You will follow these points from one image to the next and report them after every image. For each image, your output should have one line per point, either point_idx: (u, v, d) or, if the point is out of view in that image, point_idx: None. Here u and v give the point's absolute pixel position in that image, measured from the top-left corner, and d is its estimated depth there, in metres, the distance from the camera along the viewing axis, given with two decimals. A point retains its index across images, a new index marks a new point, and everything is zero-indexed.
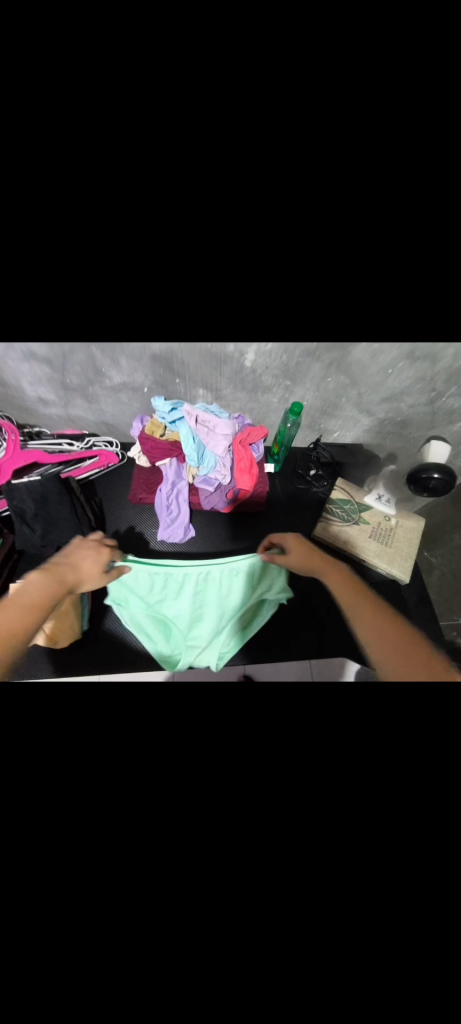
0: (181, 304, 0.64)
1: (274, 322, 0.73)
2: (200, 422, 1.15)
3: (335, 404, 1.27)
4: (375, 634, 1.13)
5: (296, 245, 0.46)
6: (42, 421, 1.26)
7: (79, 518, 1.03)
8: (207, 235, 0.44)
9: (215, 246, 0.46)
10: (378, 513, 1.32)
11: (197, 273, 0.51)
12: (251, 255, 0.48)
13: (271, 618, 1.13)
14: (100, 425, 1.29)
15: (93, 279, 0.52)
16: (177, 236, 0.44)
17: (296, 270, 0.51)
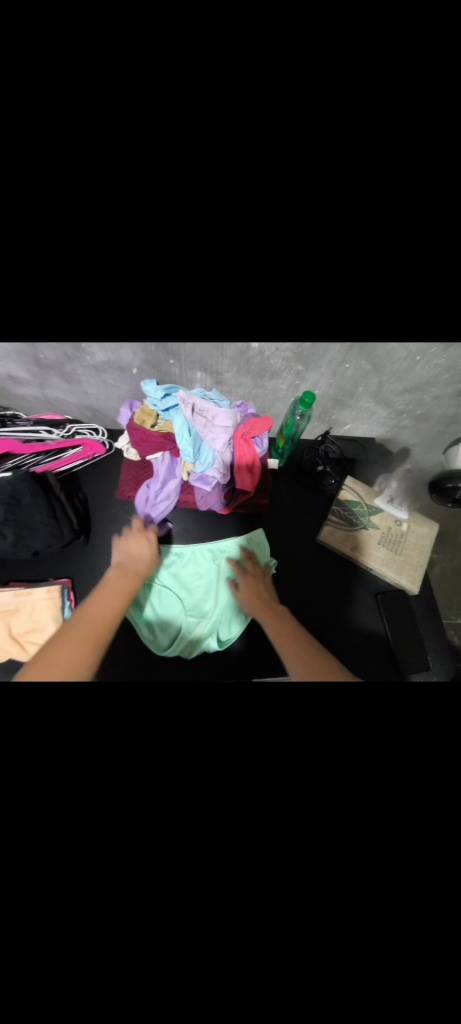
0: (176, 258, 0.50)
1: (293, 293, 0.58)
2: (197, 411, 1.00)
3: (351, 394, 1.12)
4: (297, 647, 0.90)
5: (329, 153, 0.34)
6: (17, 403, 1.11)
7: (58, 522, 0.91)
8: (208, 144, 0.33)
9: (218, 160, 0.35)
10: (389, 516, 1.21)
11: (194, 194, 0.38)
12: (270, 168, 0.36)
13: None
14: (84, 410, 1.14)
15: (53, 215, 0.39)
16: (168, 146, 0.33)
17: (331, 196, 0.38)
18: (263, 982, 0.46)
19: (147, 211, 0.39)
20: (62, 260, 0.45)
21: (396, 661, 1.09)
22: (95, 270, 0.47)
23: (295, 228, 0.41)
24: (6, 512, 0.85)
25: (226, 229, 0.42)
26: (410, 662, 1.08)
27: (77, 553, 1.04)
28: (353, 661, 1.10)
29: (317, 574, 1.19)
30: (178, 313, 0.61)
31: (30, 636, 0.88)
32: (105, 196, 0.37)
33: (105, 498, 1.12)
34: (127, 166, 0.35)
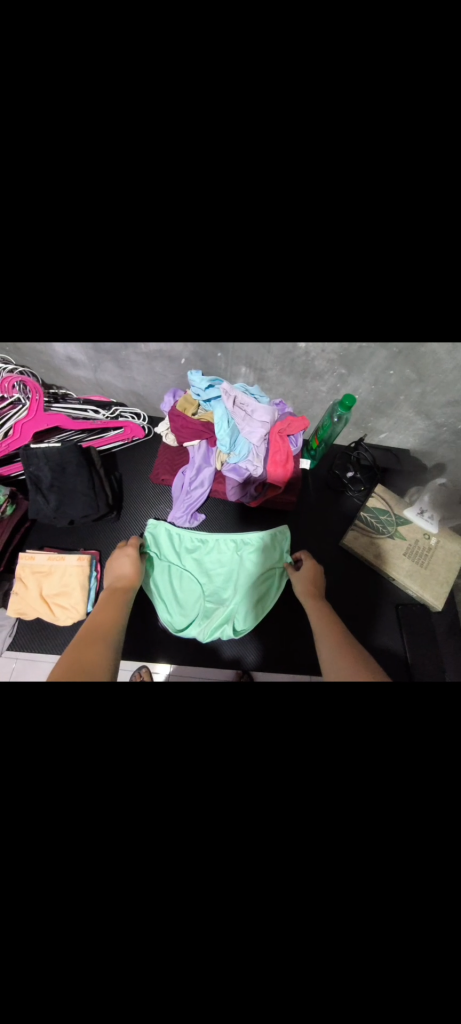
0: None
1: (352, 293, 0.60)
2: (238, 404, 1.03)
3: (390, 402, 1.12)
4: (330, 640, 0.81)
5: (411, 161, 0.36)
6: (70, 382, 1.18)
7: (95, 495, 0.96)
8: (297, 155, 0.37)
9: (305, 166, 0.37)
10: (418, 529, 1.18)
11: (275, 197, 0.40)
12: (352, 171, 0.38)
13: (286, 618, 1.11)
14: (130, 394, 1.20)
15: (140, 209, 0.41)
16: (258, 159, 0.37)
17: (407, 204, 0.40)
18: None
19: (229, 241, 0.44)
20: (145, 276, 0.50)
21: (409, 672, 1.07)
22: (174, 283, 0.51)
23: (366, 231, 0.43)
24: (52, 478, 0.90)
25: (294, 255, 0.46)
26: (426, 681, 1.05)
27: (109, 529, 1.10)
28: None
29: (336, 575, 1.19)
30: (237, 322, 0.64)
31: (58, 600, 0.93)
32: (197, 221, 0.42)
33: (140, 480, 1.17)
34: (225, 151, 0.37)
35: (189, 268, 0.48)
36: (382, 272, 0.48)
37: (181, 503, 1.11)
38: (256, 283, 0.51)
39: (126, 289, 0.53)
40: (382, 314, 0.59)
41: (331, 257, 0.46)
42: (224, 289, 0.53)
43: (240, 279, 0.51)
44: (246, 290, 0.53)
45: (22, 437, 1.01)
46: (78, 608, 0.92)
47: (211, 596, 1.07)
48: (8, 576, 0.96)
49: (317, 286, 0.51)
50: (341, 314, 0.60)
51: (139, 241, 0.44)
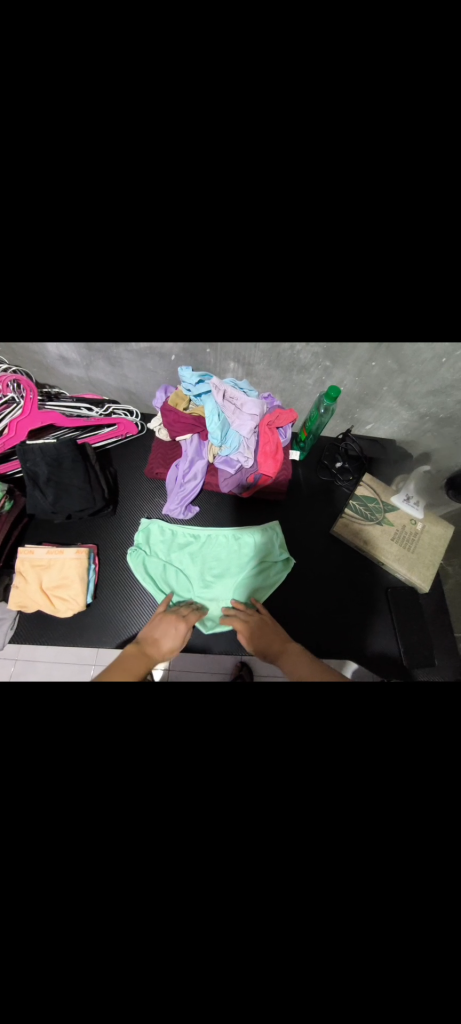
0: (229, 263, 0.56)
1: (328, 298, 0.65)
2: (228, 398, 1.06)
3: (375, 392, 1.16)
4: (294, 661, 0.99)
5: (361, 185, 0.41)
6: (62, 381, 1.20)
7: (91, 488, 0.98)
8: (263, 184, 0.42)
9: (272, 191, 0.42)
10: (405, 515, 1.23)
11: None
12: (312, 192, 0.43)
13: (282, 600, 1.17)
14: (122, 391, 1.23)
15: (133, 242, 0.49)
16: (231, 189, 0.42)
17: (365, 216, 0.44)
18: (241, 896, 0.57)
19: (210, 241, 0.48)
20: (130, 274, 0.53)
21: (403, 658, 1.12)
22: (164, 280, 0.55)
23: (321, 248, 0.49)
24: (49, 473, 0.92)
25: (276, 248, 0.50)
26: (413, 662, 1.11)
27: (105, 522, 1.12)
28: (362, 657, 1.13)
29: (326, 559, 1.23)
30: (224, 314, 0.68)
31: (58, 593, 0.95)
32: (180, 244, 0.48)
33: (135, 477, 1.20)
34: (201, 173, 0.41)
35: (177, 259, 0.51)
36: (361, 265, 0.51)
37: (175, 496, 1.13)
38: (240, 273, 0.54)
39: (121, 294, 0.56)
40: (359, 305, 0.63)
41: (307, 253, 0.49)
42: (212, 282, 0.56)
43: (226, 272, 0.54)
44: (231, 283, 0.57)
45: (17, 435, 1.03)
46: (78, 598, 0.95)
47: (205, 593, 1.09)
48: (8, 573, 0.98)
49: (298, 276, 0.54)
50: (315, 308, 0.66)
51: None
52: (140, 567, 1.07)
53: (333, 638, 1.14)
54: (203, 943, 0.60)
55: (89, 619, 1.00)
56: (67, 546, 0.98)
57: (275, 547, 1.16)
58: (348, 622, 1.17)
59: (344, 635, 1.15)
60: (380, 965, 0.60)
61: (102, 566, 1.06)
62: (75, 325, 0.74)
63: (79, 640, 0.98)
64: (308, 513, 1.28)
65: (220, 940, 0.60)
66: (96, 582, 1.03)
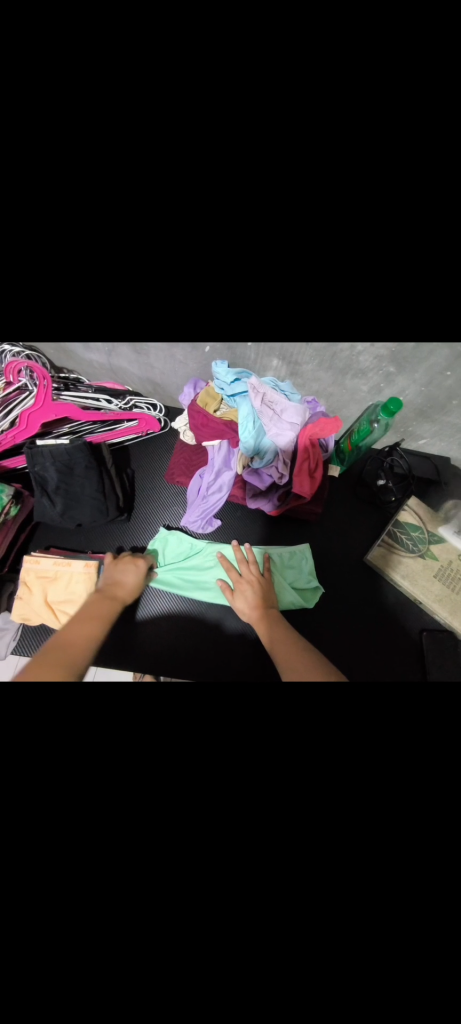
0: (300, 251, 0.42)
1: (423, 301, 0.49)
2: (266, 402, 0.91)
3: (440, 406, 0.99)
4: (285, 646, 0.84)
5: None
6: (81, 365, 1.07)
7: (105, 499, 0.88)
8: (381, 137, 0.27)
9: None
10: (452, 549, 1.07)
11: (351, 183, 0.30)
12: None
13: (304, 629, 1.05)
14: (146, 382, 1.10)
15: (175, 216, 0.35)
16: None
17: None
18: None
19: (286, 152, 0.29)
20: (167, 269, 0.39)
21: (421, 654, 1.04)
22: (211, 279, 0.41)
23: None
24: (58, 479, 0.82)
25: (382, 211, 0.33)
26: (436, 672, 1.00)
27: (118, 529, 1.03)
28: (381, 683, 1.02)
29: (355, 588, 1.11)
30: (280, 311, 0.53)
31: (64, 609, 0.88)
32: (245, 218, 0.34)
33: (153, 480, 1.10)
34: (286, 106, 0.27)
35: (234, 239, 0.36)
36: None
37: (196, 510, 1.02)
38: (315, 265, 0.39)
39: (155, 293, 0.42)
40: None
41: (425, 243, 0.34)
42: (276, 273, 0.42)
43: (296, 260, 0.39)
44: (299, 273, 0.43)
45: (28, 427, 0.93)
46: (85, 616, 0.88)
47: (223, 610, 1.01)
48: (12, 579, 0.91)
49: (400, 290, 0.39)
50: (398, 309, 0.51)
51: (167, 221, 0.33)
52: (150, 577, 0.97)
53: (354, 660, 1.04)
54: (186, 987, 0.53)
55: None
56: (75, 559, 0.90)
57: (301, 569, 1.06)
58: (370, 643, 1.06)
59: (366, 655, 1.05)
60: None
61: None
62: (97, 309, 0.61)
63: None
64: (340, 534, 1.15)
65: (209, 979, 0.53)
66: None
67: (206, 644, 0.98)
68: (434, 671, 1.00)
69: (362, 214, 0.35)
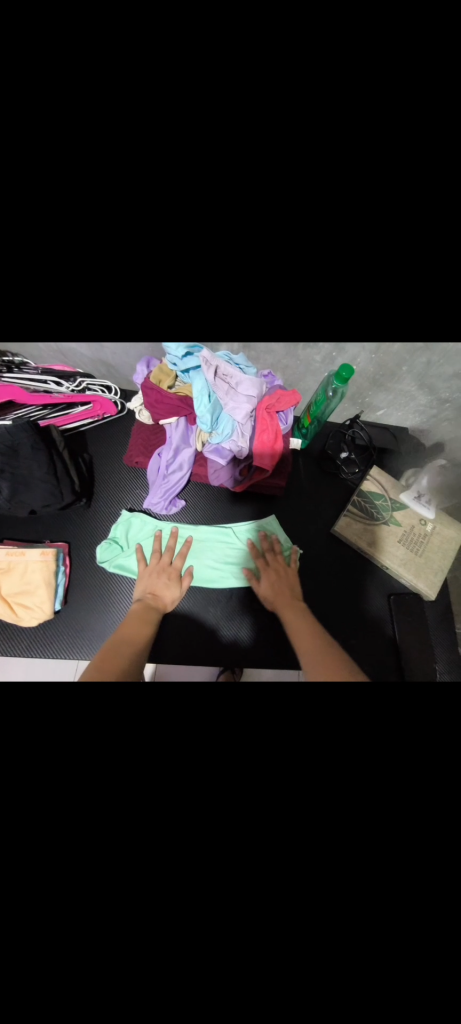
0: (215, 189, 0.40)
1: None
2: (220, 375, 0.90)
3: (392, 374, 1.01)
4: (307, 642, 0.83)
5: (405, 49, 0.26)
6: (27, 348, 1.02)
7: (57, 482, 0.84)
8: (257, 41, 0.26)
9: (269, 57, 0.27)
10: (414, 514, 1.10)
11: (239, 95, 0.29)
12: None
13: None
14: (98, 363, 1.05)
15: None
16: None
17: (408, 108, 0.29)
18: (210, 944, 0.52)
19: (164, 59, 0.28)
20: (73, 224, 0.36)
21: (395, 643, 1.05)
22: (124, 254, 0.40)
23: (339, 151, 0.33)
24: (2, 463, 0.78)
25: (278, 133, 0.32)
26: (405, 634, 1.04)
27: (78, 517, 0.99)
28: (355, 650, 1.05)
29: (325, 560, 1.12)
30: None
31: (21, 600, 0.85)
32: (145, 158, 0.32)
33: (113, 465, 1.06)
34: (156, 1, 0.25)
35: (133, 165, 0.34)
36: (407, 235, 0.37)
37: (158, 491, 0.99)
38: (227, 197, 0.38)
39: (71, 255, 0.40)
40: None
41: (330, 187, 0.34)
42: None
43: None
44: None
45: None
46: (44, 605, 0.85)
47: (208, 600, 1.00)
48: None
49: (318, 246, 0.39)
50: None
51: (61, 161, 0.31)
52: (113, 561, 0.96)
53: (328, 631, 1.05)
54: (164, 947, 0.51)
55: (60, 626, 0.89)
56: (28, 547, 0.88)
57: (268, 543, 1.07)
58: (343, 612, 1.08)
59: (339, 625, 1.07)
60: (368, 963, 0.51)
61: (74, 566, 0.95)
62: None
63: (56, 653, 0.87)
64: (307, 509, 1.16)
65: (187, 950, 0.51)
66: (66, 588, 0.91)
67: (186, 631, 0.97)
68: (404, 633, 1.04)
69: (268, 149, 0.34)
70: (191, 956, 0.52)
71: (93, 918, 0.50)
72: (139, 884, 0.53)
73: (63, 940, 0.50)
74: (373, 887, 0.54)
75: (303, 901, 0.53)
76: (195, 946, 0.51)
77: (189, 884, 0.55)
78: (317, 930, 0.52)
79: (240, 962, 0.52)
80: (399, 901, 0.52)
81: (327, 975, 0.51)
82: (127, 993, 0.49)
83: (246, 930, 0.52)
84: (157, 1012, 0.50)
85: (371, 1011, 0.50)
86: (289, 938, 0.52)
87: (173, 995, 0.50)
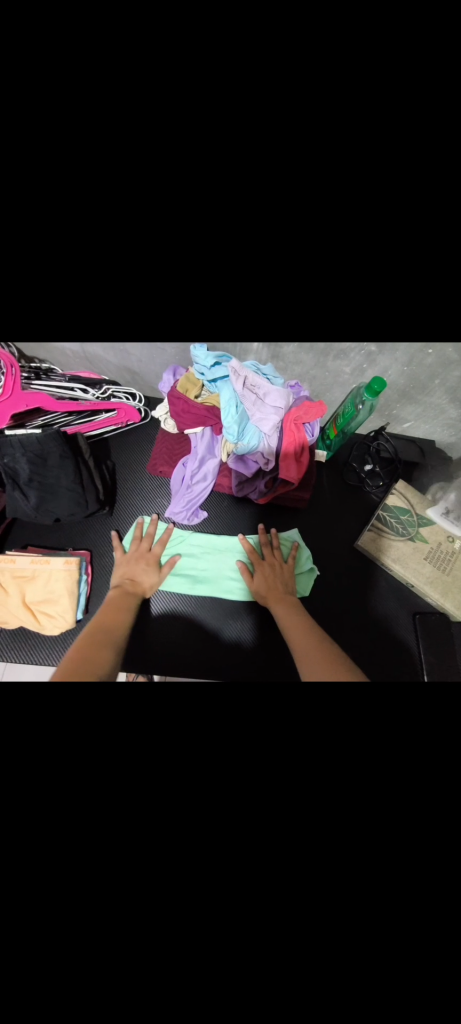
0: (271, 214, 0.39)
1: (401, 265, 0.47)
2: (248, 386, 0.89)
3: (423, 386, 0.98)
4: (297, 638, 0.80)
5: None
6: (55, 355, 1.03)
7: (83, 491, 0.84)
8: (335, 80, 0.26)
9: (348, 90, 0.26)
10: (441, 531, 1.07)
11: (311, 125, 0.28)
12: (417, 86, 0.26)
13: None
14: (124, 371, 1.06)
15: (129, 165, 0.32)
16: None
17: None
18: (234, 982, 0.49)
19: None
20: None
21: (420, 665, 1.01)
22: (182, 276, 0.43)
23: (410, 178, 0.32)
24: (30, 471, 0.78)
25: (348, 158, 0.31)
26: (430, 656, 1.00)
27: (100, 524, 0.99)
28: (377, 669, 1.01)
29: (346, 574, 1.09)
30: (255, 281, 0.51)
31: (43, 608, 0.84)
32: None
33: (136, 472, 1.06)
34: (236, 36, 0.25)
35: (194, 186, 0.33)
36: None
37: (181, 500, 0.98)
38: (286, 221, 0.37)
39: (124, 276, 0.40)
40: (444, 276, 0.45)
41: (397, 218, 0.34)
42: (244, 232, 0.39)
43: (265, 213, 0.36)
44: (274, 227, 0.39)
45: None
46: (67, 614, 0.84)
47: (221, 602, 0.98)
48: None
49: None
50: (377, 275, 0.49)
51: (138, 194, 0.33)
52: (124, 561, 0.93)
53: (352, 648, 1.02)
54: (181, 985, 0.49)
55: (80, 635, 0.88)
56: (52, 555, 0.87)
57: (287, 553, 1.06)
58: (364, 630, 1.04)
59: (360, 642, 1.03)
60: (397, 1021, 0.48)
61: (94, 574, 0.94)
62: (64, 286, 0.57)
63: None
64: (329, 521, 1.14)
65: (209, 986, 0.49)
66: (88, 596, 0.91)
67: (199, 633, 0.94)
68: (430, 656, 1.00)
69: (330, 185, 0.33)
70: (213, 995, 0.49)
71: (110, 952, 0.49)
72: (160, 920, 0.50)
73: (83, 970, 0.48)
74: None
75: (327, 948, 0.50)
76: (218, 983, 0.49)
77: (211, 921, 0.52)
78: (344, 990, 0.48)
79: (261, 1003, 0.49)
80: None
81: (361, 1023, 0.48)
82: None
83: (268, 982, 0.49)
84: None
85: None
86: (318, 983, 0.49)
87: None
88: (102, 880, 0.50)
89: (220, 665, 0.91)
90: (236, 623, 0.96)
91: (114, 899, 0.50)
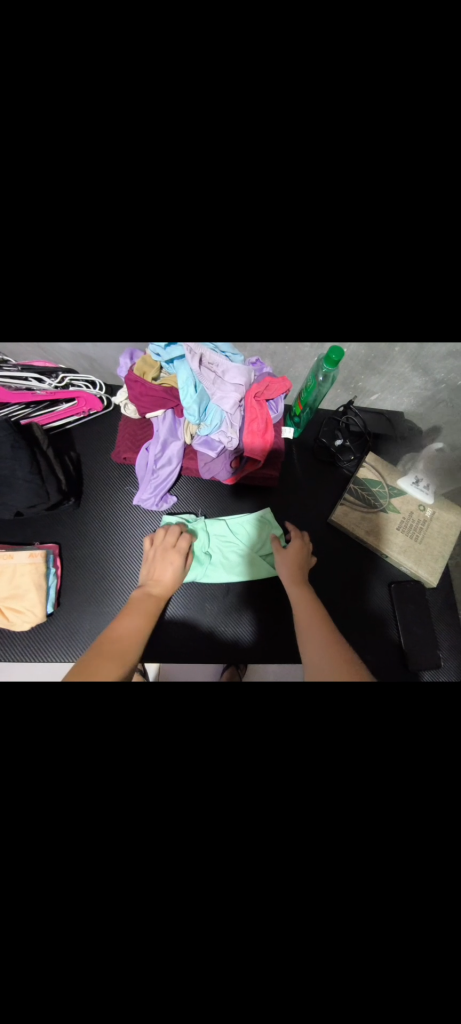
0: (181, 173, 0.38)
1: None
2: (205, 365, 0.87)
3: (385, 356, 0.97)
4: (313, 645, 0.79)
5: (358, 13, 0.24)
6: (6, 346, 0.99)
7: (42, 482, 0.82)
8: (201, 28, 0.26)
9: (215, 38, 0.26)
10: (412, 500, 1.07)
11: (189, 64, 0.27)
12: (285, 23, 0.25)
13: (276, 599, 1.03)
14: (81, 359, 1.02)
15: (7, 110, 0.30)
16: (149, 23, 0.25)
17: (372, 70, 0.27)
18: (213, 942, 0.51)
19: None
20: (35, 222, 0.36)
21: (397, 634, 1.02)
22: None
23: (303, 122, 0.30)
24: None
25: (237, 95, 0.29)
26: (407, 624, 1.02)
27: (67, 517, 0.97)
28: (356, 641, 1.03)
29: (322, 552, 1.10)
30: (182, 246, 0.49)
31: (10, 603, 0.83)
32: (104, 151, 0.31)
33: (102, 463, 1.04)
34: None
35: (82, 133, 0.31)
36: (396, 253, 0.35)
37: (147, 487, 0.96)
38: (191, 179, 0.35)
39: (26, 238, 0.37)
40: None
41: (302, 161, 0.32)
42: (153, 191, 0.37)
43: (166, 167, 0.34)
44: None
45: None
46: (36, 607, 0.83)
47: (203, 598, 1.00)
48: None
49: None
50: None
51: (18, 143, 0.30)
52: (103, 566, 0.94)
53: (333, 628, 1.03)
54: (163, 951, 0.50)
55: (53, 628, 0.87)
56: (16, 549, 0.86)
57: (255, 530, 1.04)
58: (343, 605, 1.05)
59: (339, 618, 1.04)
60: (370, 963, 0.50)
61: (65, 567, 0.92)
62: None
63: (50, 657, 0.85)
64: (303, 499, 1.13)
65: (187, 948, 0.50)
66: (58, 590, 0.89)
67: (184, 631, 0.97)
68: (407, 624, 1.02)
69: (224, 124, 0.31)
70: (193, 955, 0.51)
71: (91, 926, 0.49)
72: (135, 891, 0.51)
73: (60, 943, 0.49)
74: (374, 888, 0.52)
75: (303, 902, 0.52)
76: (196, 944, 0.50)
77: (190, 879, 0.54)
78: (318, 935, 0.51)
79: (241, 956, 0.51)
80: (401, 896, 0.52)
81: (345, 981, 0.47)
82: (137, 993, 0.49)
83: (245, 935, 0.51)
84: (164, 1003, 0.50)
85: (374, 983, 0.50)
86: (292, 931, 0.51)
87: (188, 991, 0.49)
88: (81, 860, 0.51)
89: (204, 659, 0.95)
90: (218, 618, 0.98)
91: (94, 880, 0.51)
